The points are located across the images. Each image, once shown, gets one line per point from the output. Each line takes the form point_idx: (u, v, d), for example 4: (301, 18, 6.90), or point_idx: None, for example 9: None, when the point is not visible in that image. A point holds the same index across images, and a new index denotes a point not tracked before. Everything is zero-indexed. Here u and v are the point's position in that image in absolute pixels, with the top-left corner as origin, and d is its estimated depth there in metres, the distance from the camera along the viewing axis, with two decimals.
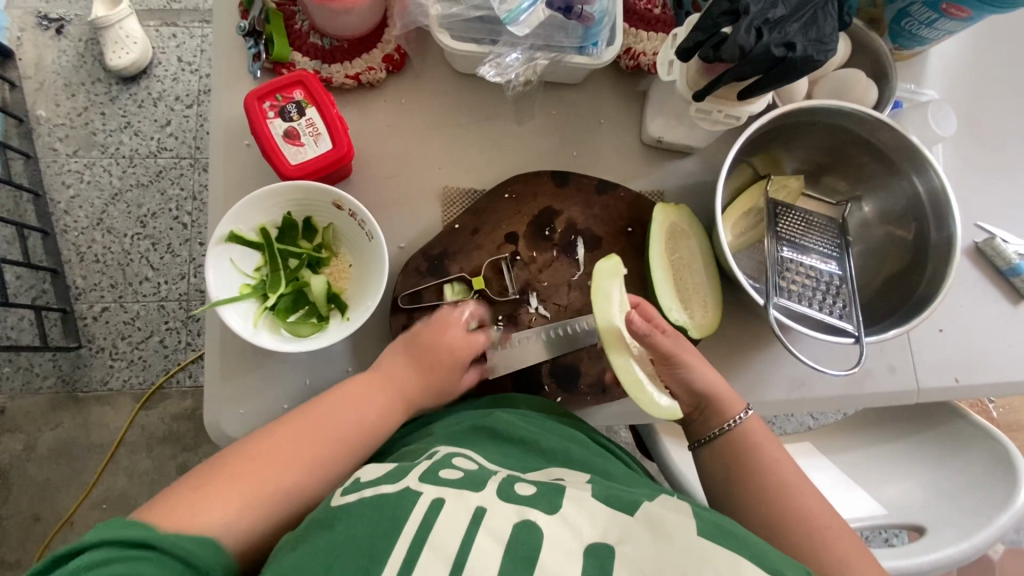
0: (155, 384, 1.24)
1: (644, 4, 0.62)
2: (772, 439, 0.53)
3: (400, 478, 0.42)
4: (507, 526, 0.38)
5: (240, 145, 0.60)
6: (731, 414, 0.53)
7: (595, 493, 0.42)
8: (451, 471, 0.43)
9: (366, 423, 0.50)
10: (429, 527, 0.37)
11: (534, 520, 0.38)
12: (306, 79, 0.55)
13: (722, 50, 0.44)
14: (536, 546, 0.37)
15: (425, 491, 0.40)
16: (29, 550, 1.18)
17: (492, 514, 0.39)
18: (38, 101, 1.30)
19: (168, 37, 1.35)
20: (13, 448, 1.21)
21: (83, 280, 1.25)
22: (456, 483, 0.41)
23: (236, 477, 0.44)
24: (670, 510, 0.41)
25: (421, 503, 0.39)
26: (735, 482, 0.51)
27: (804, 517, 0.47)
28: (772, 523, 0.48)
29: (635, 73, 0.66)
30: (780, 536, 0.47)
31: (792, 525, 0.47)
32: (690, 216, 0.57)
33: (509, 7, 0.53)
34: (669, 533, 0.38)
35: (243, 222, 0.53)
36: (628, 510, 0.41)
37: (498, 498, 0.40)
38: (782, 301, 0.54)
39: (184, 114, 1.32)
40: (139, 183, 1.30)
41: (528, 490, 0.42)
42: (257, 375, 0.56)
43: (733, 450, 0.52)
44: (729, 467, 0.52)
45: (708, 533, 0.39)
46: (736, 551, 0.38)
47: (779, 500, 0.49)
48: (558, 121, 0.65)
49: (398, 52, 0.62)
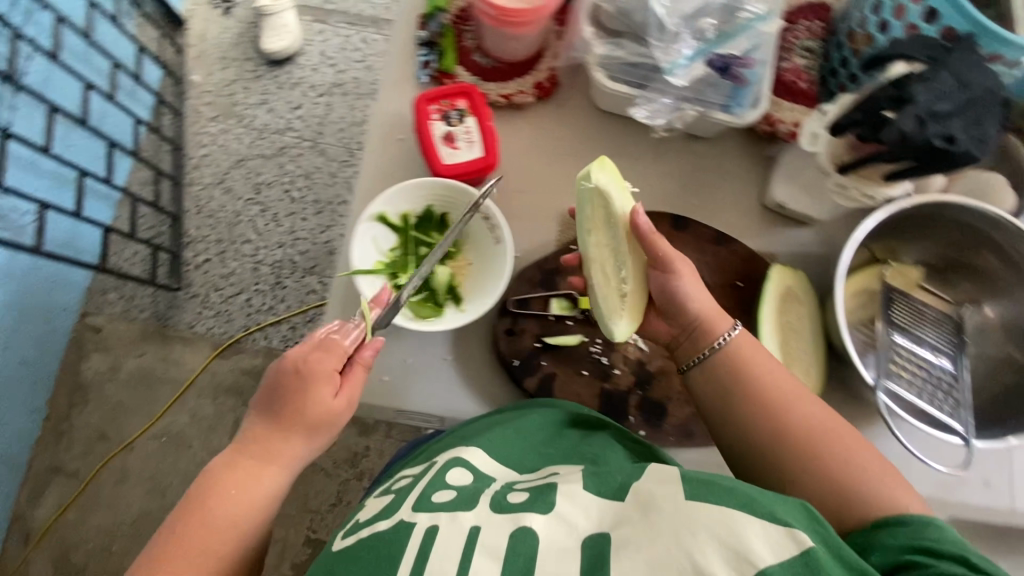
0: (233, 337, 1.32)
1: (791, 76, 0.64)
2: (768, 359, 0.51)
3: (394, 511, 0.46)
4: (502, 540, 0.41)
5: (393, 138, 0.67)
6: (713, 336, 0.52)
7: (586, 486, 0.44)
8: (444, 493, 0.47)
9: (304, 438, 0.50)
10: (427, 552, 0.40)
11: (530, 525, 0.41)
12: (471, 92, 0.61)
13: (882, 133, 0.46)
14: (535, 549, 0.40)
15: (419, 521, 0.43)
16: (90, 462, 1.27)
17: (487, 530, 0.42)
18: (195, 68, 1.45)
19: (316, 32, 1.48)
20: (100, 367, 1.31)
21: (195, 230, 1.37)
22: (449, 505, 0.45)
23: (191, 536, 0.47)
24: (659, 482, 0.41)
25: (419, 530, 0.43)
26: (727, 405, 0.50)
27: (801, 428, 0.47)
28: (774, 435, 0.47)
29: (767, 139, 0.68)
30: (781, 448, 0.47)
31: (790, 438, 0.47)
32: (805, 284, 0.59)
33: (671, 60, 0.57)
34: (659, 505, 0.39)
35: (391, 206, 0.59)
36: (620, 497, 0.42)
37: (492, 510, 0.44)
38: (892, 385, 0.54)
39: (315, 102, 1.44)
40: (262, 155, 1.42)
41: (520, 497, 0.45)
42: None
43: (722, 369, 0.51)
44: (717, 389, 0.51)
45: (696, 494, 0.39)
46: (725, 502, 0.37)
47: (771, 413, 0.48)
48: (685, 169, 0.68)
49: (548, 81, 0.67)
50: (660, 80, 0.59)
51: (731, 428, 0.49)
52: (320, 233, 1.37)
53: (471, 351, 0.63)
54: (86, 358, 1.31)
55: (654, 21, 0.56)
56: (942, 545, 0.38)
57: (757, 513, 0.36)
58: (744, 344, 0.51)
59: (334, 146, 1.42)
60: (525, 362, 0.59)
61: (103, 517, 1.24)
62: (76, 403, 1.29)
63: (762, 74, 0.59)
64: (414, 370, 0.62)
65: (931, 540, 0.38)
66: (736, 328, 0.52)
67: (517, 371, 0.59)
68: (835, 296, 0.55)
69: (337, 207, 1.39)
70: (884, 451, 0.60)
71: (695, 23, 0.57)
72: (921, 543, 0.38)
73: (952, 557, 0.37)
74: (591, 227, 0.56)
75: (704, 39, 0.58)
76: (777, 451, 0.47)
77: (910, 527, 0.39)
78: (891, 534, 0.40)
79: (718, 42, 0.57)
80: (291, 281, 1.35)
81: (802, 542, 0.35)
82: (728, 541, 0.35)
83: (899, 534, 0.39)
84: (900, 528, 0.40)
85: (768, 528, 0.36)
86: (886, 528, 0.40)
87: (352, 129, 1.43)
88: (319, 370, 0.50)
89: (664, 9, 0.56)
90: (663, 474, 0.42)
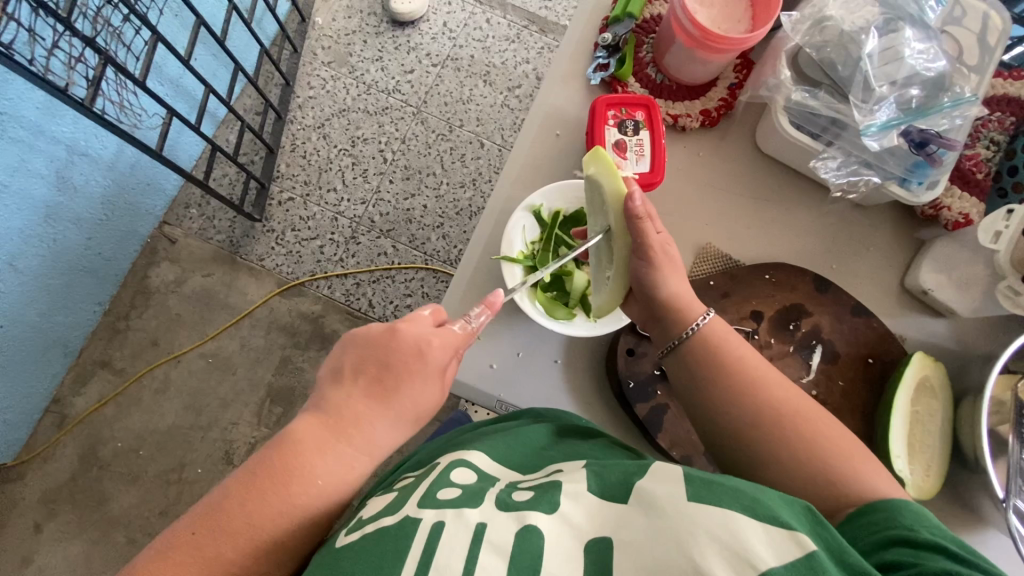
0: (298, 279, 1.29)
1: (971, 164, 0.62)
2: (733, 340, 0.53)
3: (400, 507, 0.44)
4: (508, 537, 0.39)
5: (550, 133, 0.66)
6: (689, 320, 0.53)
7: (591, 488, 0.43)
8: (449, 492, 0.44)
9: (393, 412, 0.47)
10: (433, 548, 0.38)
11: (536, 524, 0.40)
12: (650, 106, 0.62)
13: None
14: (540, 549, 0.38)
15: (425, 516, 0.41)
16: (135, 366, 1.23)
17: (493, 527, 0.40)
18: (321, 11, 1.43)
19: (444, 2, 1.44)
20: (166, 275, 1.28)
21: (285, 168, 1.34)
22: (456, 501, 0.42)
23: (242, 507, 0.42)
24: (660, 481, 0.41)
25: (425, 525, 0.40)
26: (707, 389, 0.51)
27: (777, 409, 0.48)
28: (752, 417, 0.49)
29: (920, 221, 0.65)
30: (757, 428, 0.48)
31: (768, 421, 0.48)
32: (943, 379, 0.59)
33: (867, 121, 0.56)
34: (661, 508, 0.38)
35: (547, 200, 0.60)
36: (621, 499, 0.41)
37: (496, 508, 0.42)
38: (1020, 506, 0.51)
39: (427, 70, 1.40)
40: (365, 110, 1.38)
41: (525, 496, 0.43)
42: (494, 325, 0.61)
43: (703, 349, 0.52)
44: (694, 366, 0.52)
45: (698, 494, 0.38)
46: (731, 506, 0.37)
47: (749, 395, 0.49)
48: (836, 231, 0.65)
49: (717, 110, 0.65)
50: (847, 139, 0.59)
51: (705, 406, 0.51)
52: (404, 200, 1.33)
53: (584, 360, 0.62)
54: (155, 264, 1.28)
55: (861, 78, 0.57)
56: (915, 532, 0.38)
57: (758, 515, 0.36)
58: (716, 327, 0.53)
59: (437, 118, 1.37)
60: (640, 386, 0.58)
61: (138, 421, 1.21)
62: (134, 305, 1.26)
63: (953, 158, 0.58)
64: (524, 365, 0.61)
65: (908, 528, 0.39)
66: (710, 314, 0.54)
67: (631, 393, 0.58)
68: (981, 398, 0.55)
69: (425, 178, 1.34)
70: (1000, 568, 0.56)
71: (902, 90, 0.57)
72: (900, 533, 0.39)
73: (933, 548, 0.37)
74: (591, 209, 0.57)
75: (907, 108, 0.58)
76: (752, 430, 0.48)
77: (889, 516, 0.40)
78: (874, 525, 0.40)
79: (920, 115, 0.57)
80: (365, 239, 1.31)
81: (803, 543, 0.35)
82: (728, 543, 0.35)
83: (881, 524, 0.40)
84: (880, 515, 0.41)
85: (768, 531, 0.35)
86: (868, 517, 0.41)
87: (458, 105, 1.38)
88: (435, 356, 0.49)
89: (874, 71, 0.57)
90: (665, 473, 0.41)
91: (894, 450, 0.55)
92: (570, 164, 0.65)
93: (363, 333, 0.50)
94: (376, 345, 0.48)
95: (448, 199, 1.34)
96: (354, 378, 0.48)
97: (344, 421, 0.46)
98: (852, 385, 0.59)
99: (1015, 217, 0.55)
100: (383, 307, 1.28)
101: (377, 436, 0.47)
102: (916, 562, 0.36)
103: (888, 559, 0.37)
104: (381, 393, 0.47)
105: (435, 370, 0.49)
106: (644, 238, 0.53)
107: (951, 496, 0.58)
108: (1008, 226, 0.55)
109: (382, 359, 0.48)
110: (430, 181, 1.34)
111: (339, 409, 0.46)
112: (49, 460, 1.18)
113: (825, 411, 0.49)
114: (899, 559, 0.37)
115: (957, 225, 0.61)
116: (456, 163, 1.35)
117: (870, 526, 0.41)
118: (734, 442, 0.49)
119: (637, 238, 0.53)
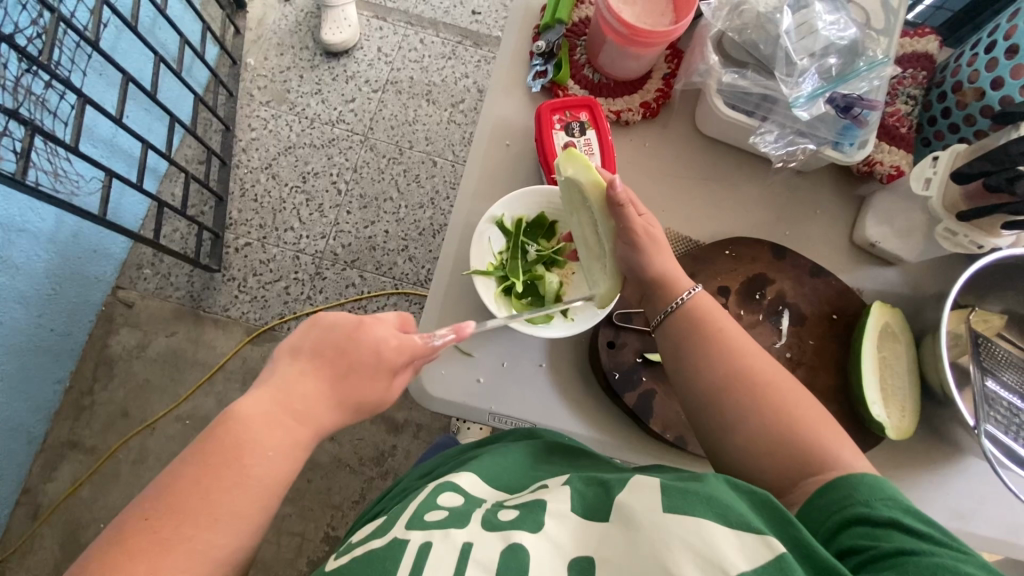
0: (267, 324, 1.26)
1: (894, 121, 0.67)
2: (718, 311, 0.54)
3: (388, 530, 0.45)
4: (494, 555, 0.40)
5: (500, 143, 0.67)
6: (676, 293, 0.55)
7: (574, 507, 0.44)
8: (436, 513, 0.45)
9: (326, 416, 0.50)
10: (421, 568, 0.39)
11: (521, 541, 0.41)
12: (592, 105, 0.64)
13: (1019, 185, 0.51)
14: (526, 564, 0.39)
15: (413, 537, 0.42)
16: (107, 441, 1.18)
17: (479, 546, 0.41)
18: (251, 51, 1.41)
19: (374, 28, 1.44)
20: (128, 342, 1.23)
21: (238, 214, 1.32)
22: (443, 522, 0.44)
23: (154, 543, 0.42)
24: (638, 493, 0.42)
25: (413, 545, 0.41)
26: (688, 355, 0.53)
27: (754, 383, 0.50)
28: (721, 391, 0.50)
29: (858, 179, 0.69)
30: (732, 403, 0.50)
31: (743, 393, 0.50)
32: (903, 322, 0.62)
33: (794, 94, 0.60)
34: (639, 523, 0.40)
35: (508, 211, 0.61)
36: (604, 517, 0.43)
37: (483, 530, 0.43)
38: (989, 430, 0.55)
39: (368, 96, 1.39)
40: (312, 144, 1.36)
41: (511, 514, 0.44)
42: (479, 338, 0.62)
43: (679, 326, 0.54)
44: (671, 337, 0.54)
45: (673, 506, 0.40)
46: (703, 513, 0.39)
47: (730, 372, 0.51)
48: (783, 201, 0.68)
49: (656, 101, 0.68)
50: (779, 113, 0.62)
51: (684, 378, 0.53)
52: (364, 227, 1.32)
53: (569, 360, 0.63)
54: (113, 332, 1.23)
55: (783, 54, 0.60)
56: (874, 508, 0.42)
57: (730, 522, 0.39)
58: (698, 298, 0.54)
59: (384, 142, 1.37)
60: (625, 376, 0.59)
61: (118, 497, 1.15)
62: (97, 378, 1.21)
63: (877, 118, 0.62)
64: (510, 374, 0.61)
65: (867, 506, 0.42)
66: (697, 287, 0.55)
67: (618, 384, 0.59)
68: (936, 332, 0.58)
69: (383, 204, 1.34)
70: (973, 491, 0.60)
71: (821, 61, 0.61)
72: (860, 511, 0.42)
73: (885, 520, 0.41)
74: (572, 208, 0.59)
75: (828, 77, 0.62)
76: (729, 403, 0.50)
77: (848, 492, 0.43)
78: (833, 504, 0.43)
79: (841, 81, 0.61)
80: (330, 273, 1.29)
81: (774, 546, 0.37)
82: (700, 549, 0.37)
83: (839, 503, 0.43)
84: (841, 493, 0.43)
85: (741, 536, 0.38)
86: (827, 496, 0.44)
87: (405, 126, 1.38)
88: (388, 355, 0.51)
89: (793, 46, 0.60)
90: (642, 485, 0.43)
91: (869, 397, 0.59)
92: (525, 171, 0.66)
93: (329, 320, 0.52)
94: (334, 333, 0.51)
95: (409, 220, 1.33)
96: (306, 376, 0.50)
97: (287, 391, 0.49)
98: (822, 343, 0.62)
99: (941, 163, 0.59)
100: None
101: (328, 417, 0.50)
102: (873, 545, 0.40)
103: (849, 541, 0.41)
104: (339, 378, 0.50)
105: (389, 368, 0.51)
106: (637, 248, 0.55)
107: (924, 431, 0.62)
108: (936, 172, 0.59)
109: (341, 345, 0.51)
110: (388, 206, 1.34)
111: (294, 346, 0.51)
112: (28, 555, 1.11)
113: (811, 397, 0.50)
114: (857, 544, 0.40)
115: (891, 177, 0.65)
116: (411, 184, 1.35)
117: (829, 506, 0.43)
118: (710, 410, 0.51)
119: (622, 224, 0.55)
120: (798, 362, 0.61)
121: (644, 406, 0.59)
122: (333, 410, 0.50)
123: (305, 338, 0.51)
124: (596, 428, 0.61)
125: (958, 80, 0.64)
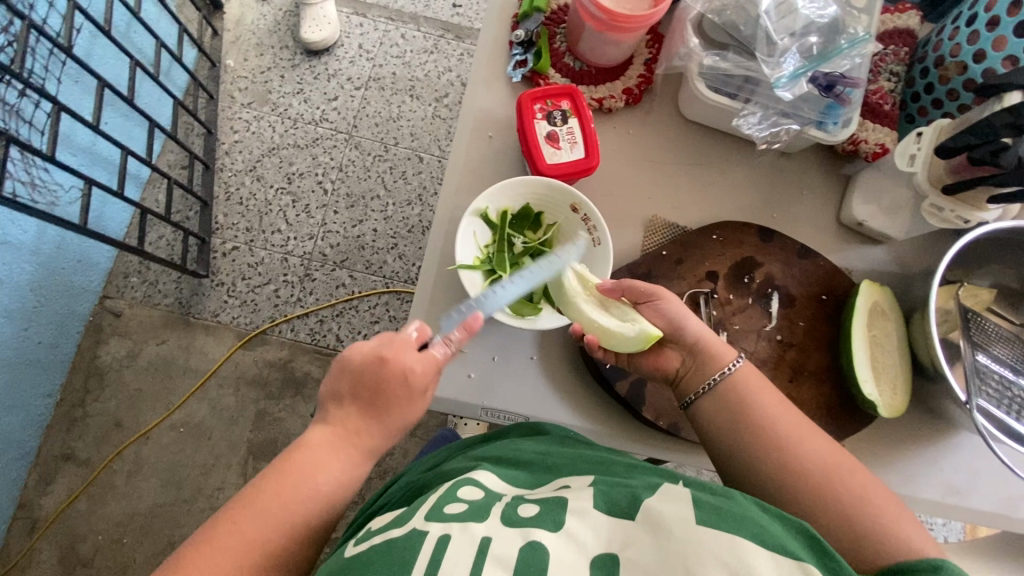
0: (258, 328, 1.25)
1: (877, 98, 0.66)
2: (763, 386, 0.53)
3: (407, 519, 0.44)
4: (512, 550, 0.39)
5: (483, 135, 0.66)
6: (720, 366, 0.53)
7: (597, 504, 0.43)
8: (455, 507, 0.44)
9: (365, 439, 0.51)
10: (438, 562, 0.38)
11: (540, 539, 0.40)
12: (573, 93, 0.63)
13: (1003, 157, 0.50)
14: (545, 562, 0.38)
15: (432, 529, 0.41)
16: (101, 452, 1.17)
17: (499, 540, 0.40)
18: (230, 53, 1.39)
19: (355, 25, 1.42)
20: (118, 352, 1.22)
21: (224, 218, 1.30)
22: (463, 515, 0.43)
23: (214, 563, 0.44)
24: (668, 501, 0.42)
25: (431, 538, 0.40)
26: (738, 436, 0.51)
27: (810, 465, 0.48)
28: (776, 476, 0.49)
29: (843, 158, 0.68)
30: (791, 490, 0.48)
31: (801, 477, 0.48)
32: (893, 300, 0.62)
33: (775, 74, 0.60)
34: (670, 529, 0.39)
35: (492, 202, 0.60)
36: (629, 515, 0.42)
37: (502, 524, 0.42)
38: (981, 404, 0.55)
39: (351, 94, 1.38)
40: (296, 144, 1.35)
41: (531, 510, 0.43)
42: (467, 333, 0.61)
43: (723, 404, 0.52)
44: (719, 417, 0.52)
45: (706, 520, 0.40)
46: (738, 532, 0.39)
47: (784, 453, 0.49)
48: (769, 184, 0.68)
49: (638, 87, 0.67)
50: (761, 94, 0.62)
51: (737, 461, 0.51)
52: (353, 227, 1.31)
53: (559, 351, 0.62)
54: (102, 342, 1.22)
55: (763, 34, 0.60)
56: None
57: (766, 543, 0.39)
58: (743, 374, 0.53)
59: (369, 140, 1.36)
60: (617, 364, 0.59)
61: (116, 508, 1.14)
62: (89, 390, 1.19)
63: (860, 95, 0.62)
64: (501, 368, 0.61)
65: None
66: (740, 359, 0.54)
67: (609, 372, 0.59)
68: (925, 308, 0.58)
69: (370, 202, 1.32)
70: (968, 466, 0.61)
71: (802, 40, 0.61)
72: None
73: None
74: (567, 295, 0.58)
75: (809, 56, 0.61)
76: (787, 490, 0.48)
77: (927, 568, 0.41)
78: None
79: (821, 61, 0.60)
80: (320, 274, 1.28)
81: (810, 573, 0.37)
82: (732, 565, 0.37)
83: None
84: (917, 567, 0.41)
85: (775, 557, 0.38)
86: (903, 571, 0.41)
87: (389, 123, 1.37)
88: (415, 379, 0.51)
89: (773, 26, 0.60)
90: (674, 495, 0.43)
91: (860, 376, 0.59)
92: (508, 162, 0.66)
93: (355, 359, 0.52)
94: (362, 372, 0.51)
95: (397, 218, 1.32)
96: (347, 412, 0.51)
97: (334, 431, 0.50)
98: (812, 324, 0.62)
99: (926, 138, 0.59)
100: (352, 339, 1.25)
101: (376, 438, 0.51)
102: None
103: None
104: (379, 411, 0.51)
105: (421, 392, 0.52)
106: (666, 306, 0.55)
107: (916, 408, 0.62)
108: (920, 147, 0.59)
109: (374, 384, 0.51)
110: (376, 204, 1.32)
111: (333, 389, 0.52)
112: (27, 570, 1.10)
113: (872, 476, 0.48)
114: None
115: (876, 155, 0.65)
116: (398, 181, 1.34)
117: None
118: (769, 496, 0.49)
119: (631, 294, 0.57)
120: (789, 344, 0.61)
121: (636, 393, 0.59)
122: (376, 430, 0.51)
123: (340, 382, 0.52)
124: (589, 418, 0.61)
125: (941, 53, 0.64)
